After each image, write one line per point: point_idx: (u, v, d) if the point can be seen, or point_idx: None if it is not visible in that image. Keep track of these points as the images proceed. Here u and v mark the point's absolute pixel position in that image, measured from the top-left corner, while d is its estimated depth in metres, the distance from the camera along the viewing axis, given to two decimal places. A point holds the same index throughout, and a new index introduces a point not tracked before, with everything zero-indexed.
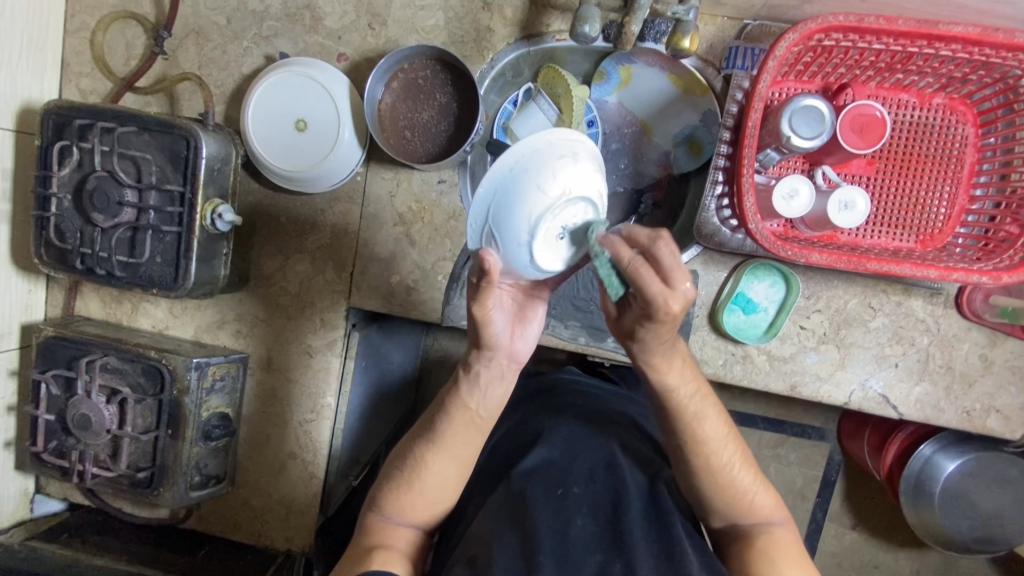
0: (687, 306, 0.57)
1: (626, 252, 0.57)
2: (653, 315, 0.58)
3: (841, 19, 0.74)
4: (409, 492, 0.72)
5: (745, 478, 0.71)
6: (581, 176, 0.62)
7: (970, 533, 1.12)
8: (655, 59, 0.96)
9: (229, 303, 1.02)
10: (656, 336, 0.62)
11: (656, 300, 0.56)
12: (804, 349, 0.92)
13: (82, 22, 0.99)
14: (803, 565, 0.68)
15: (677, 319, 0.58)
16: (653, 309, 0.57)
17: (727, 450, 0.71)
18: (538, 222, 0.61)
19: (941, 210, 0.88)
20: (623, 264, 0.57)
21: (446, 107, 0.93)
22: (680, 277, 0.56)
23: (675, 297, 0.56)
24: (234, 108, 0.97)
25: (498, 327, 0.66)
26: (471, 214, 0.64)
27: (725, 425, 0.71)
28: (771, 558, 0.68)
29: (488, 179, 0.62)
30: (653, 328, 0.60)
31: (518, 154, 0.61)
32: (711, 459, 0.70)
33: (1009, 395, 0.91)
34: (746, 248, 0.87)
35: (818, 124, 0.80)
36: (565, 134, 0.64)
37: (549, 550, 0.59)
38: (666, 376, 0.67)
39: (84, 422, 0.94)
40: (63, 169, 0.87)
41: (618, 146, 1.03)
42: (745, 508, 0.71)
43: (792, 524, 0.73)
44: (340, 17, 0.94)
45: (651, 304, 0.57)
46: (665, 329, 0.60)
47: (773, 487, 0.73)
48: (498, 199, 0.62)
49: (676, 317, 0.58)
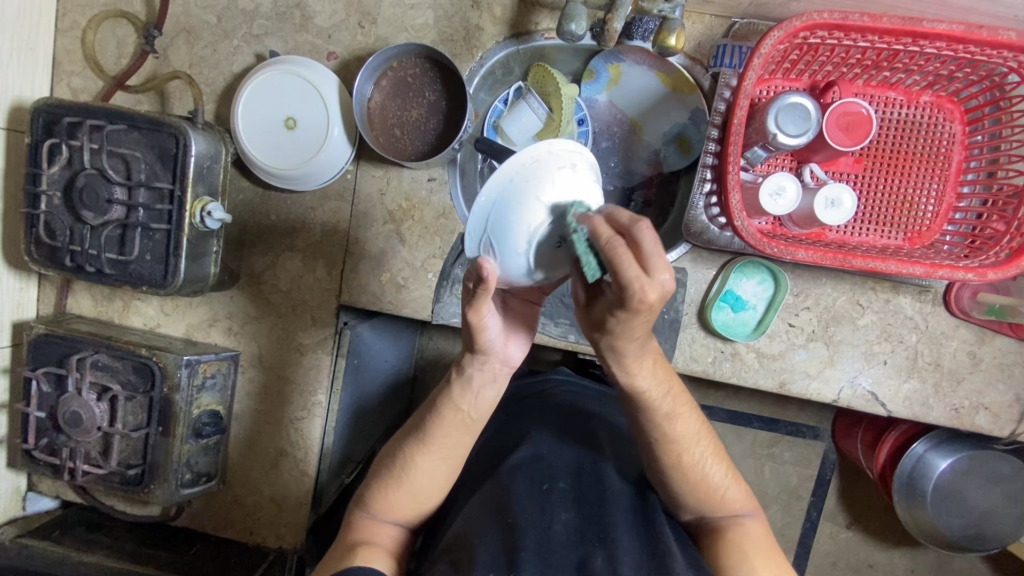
0: (662, 299, 0.53)
1: (606, 231, 0.53)
2: (625, 304, 0.54)
3: (826, 16, 0.74)
4: (396, 490, 0.72)
5: (718, 474, 0.70)
6: (580, 186, 0.61)
7: (962, 531, 1.12)
8: (642, 57, 0.95)
9: (220, 301, 1.02)
10: (627, 329, 0.57)
11: (631, 285, 0.52)
12: (793, 347, 0.92)
13: (73, 21, 0.99)
14: (773, 556, 0.68)
15: (651, 310, 0.54)
16: (627, 294, 0.53)
17: (699, 447, 0.69)
18: (537, 232, 0.61)
19: (929, 208, 0.89)
20: (601, 242, 0.53)
21: (434, 105, 0.94)
22: (661, 265, 0.52)
23: (652, 286, 0.52)
24: (224, 107, 0.98)
25: (491, 333, 0.65)
26: (469, 223, 0.63)
27: (697, 421, 0.70)
28: (742, 550, 0.67)
29: (489, 190, 0.61)
30: (624, 319, 0.56)
31: (519, 164, 0.61)
32: (682, 455, 0.68)
33: (997, 392, 0.91)
34: (734, 246, 0.88)
35: (804, 121, 0.80)
36: (566, 143, 0.63)
37: (532, 545, 0.59)
38: (639, 377, 0.63)
39: (75, 420, 0.94)
40: (53, 167, 0.87)
41: (608, 143, 1.04)
42: (717, 502, 0.70)
43: (762, 517, 0.72)
44: (329, 16, 0.95)
45: (625, 291, 0.52)
46: (636, 322, 0.56)
47: (743, 481, 0.72)
48: (498, 209, 0.61)
49: (650, 308, 0.54)
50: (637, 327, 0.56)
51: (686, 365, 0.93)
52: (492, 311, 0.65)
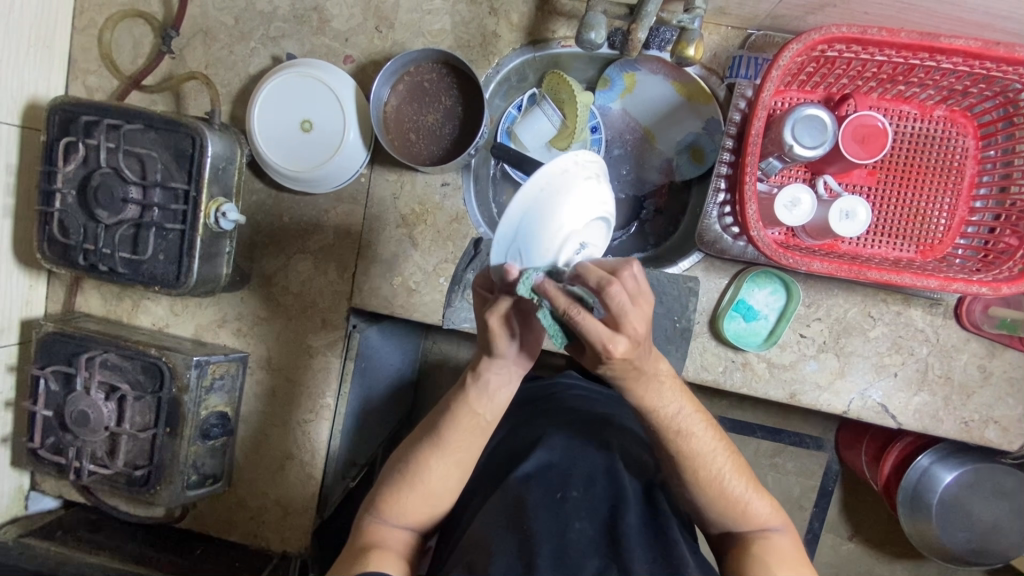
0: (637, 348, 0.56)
1: (562, 299, 0.55)
2: (601, 358, 0.57)
3: (844, 30, 0.75)
4: (410, 497, 0.71)
5: (737, 488, 0.68)
6: (599, 197, 0.61)
7: (968, 545, 1.12)
8: (659, 67, 0.96)
9: (230, 301, 1.02)
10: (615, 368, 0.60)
11: (598, 346, 0.55)
12: (804, 358, 0.92)
13: (90, 19, 0.99)
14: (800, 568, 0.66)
15: (630, 357, 0.57)
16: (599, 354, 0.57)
17: (716, 461, 0.68)
18: (564, 245, 0.60)
19: (941, 221, 0.89)
20: (561, 312, 0.56)
21: (452, 110, 0.96)
22: (630, 322, 0.54)
23: (620, 341, 0.55)
24: (240, 108, 0.98)
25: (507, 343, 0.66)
26: (500, 225, 0.58)
27: (714, 436, 0.68)
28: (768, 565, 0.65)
29: (516, 206, 0.57)
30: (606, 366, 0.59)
31: (546, 178, 0.57)
32: (698, 471, 0.67)
33: (1006, 406, 0.91)
34: (748, 255, 0.88)
35: (820, 134, 0.81)
36: (585, 152, 0.60)
37: (548, 552, 0.59)
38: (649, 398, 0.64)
39: (82, 419, 0.93)
40: (68, 164, 0.87)
41: (620, 151, 1.05)
42: (740, 516, 0.68)
43: (793, 531, 0.70)
44: (347, 20, 0.95)
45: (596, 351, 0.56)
46: (622, 364, 0.59)
47: (769, 493, 0.70)
48: (526, 224, 0.58)
49: (626, 356, 0.56)
50: (627, 364, 0.59)
51: (697, 374, 0.93)
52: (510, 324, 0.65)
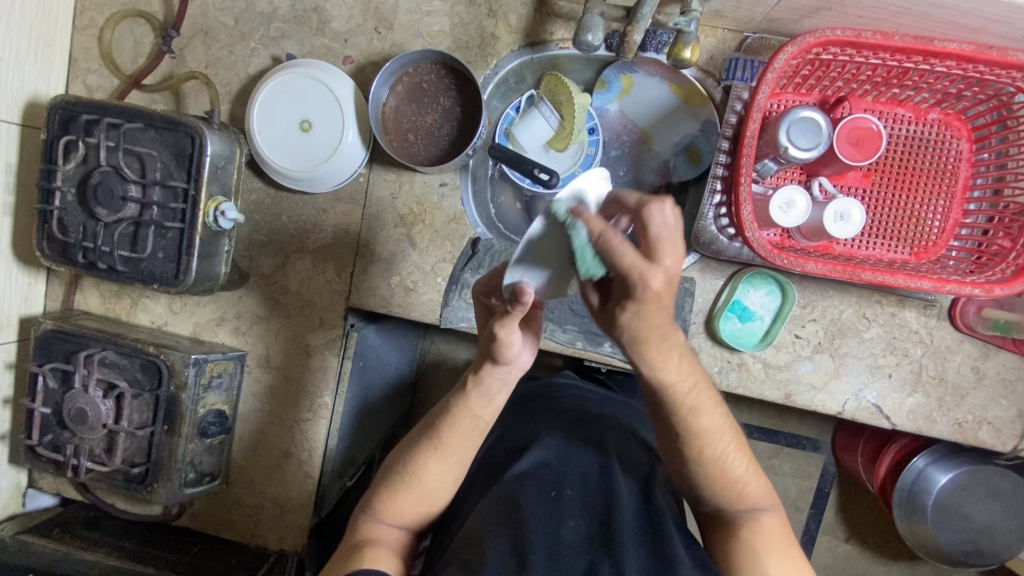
0: (671, 286, 0.51)
1: (598, 220, 0.54)
2: (631, 296, 0.52)
3: (839, 33, 0.75)
4: (406, 497, 0.72)
5: (739, 469, 0.69)
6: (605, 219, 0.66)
7: (962, 546, 1.12)
8: (656, 69, 0.97)
9: (228, 300, 1.02)
10: (646, 325, 0.54)
11: (632, 274, 0.50)
12: (799, 358, 0.93)
13: (91, 19, 1.00)
14: (789, 553, 0.68)
15: (661, 299, 0.51)
16: (631, 287, 0.51)
17: (722, 442, 0.68)
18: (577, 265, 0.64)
19: (935, 224, 0.90)
20: (596, 235, 0.54)
21: (450, 111, 0.96)
22: (666, 249, 0.51)
23: (656, 273, 0.50)
24: (239, 107, 0.98)
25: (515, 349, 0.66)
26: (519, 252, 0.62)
27: (721, 415, 0.68)
28: (757, 552, 0.67)
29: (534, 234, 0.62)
30: (636, 314, 0.53)
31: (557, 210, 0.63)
32: (703, 450, 0.67)
33: (1000, 407, 0.92)
34: (743, 256, 0.89)
35: (815, 135, 0.81)
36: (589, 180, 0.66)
37: (541, 550, 0.59)
38: (670, 373, 0.61)
39: (80, 416, 0.94)
40: (68, 163, 0.87)
41: (617, 153, 1.05)
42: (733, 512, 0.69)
43: (780, 510, 0.71)
44: (346, 21, 0.96)
45: (628, 282, 0.51)
46: (652, 314, 0.53)
47: (765, 476, 0.70)
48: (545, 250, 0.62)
49: (660, 295, 0.51)
50: (656, 320, 0.54)
51: None
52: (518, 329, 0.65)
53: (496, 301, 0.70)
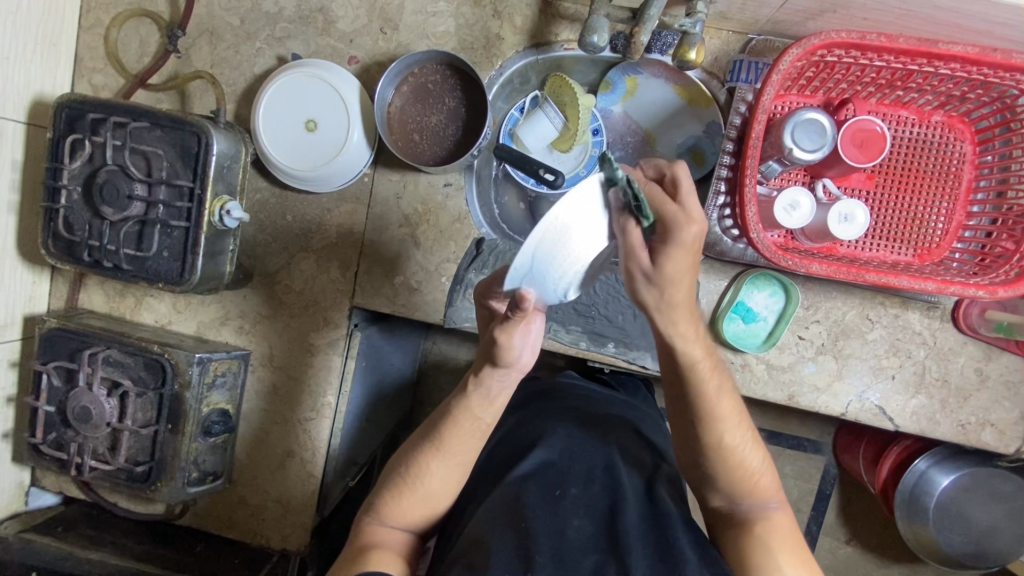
0: (701, 234, 0.61)
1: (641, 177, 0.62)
2: (669, 241, 0.61)
3: (844, 35, 0.76)
4: (410, 498, 0.72)
5: (756, 461, 0.70)
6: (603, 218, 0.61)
7: (964, 548, 1.12)
8: (660, 70, 0.98)
9: (232, 299, 1.02)
10: (679, 273, 0.62)
11: (675, 219, 0.60)
12: (802, 360, 0.93)
13: (97, 18, 1.00)
14: (799, 551, 0.67)
15: (691, 250, 0.62)
16: (672, 230, 0.60)
17: (739, 431, 0.70)
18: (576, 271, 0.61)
19: (939, 225, 0.90)
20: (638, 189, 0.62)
21: (455, 111, 0.96)
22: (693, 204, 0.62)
23: (694, 222, 0.61)
24: (245, 107, 0.99)
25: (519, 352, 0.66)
26: (516, 263, 0.57)
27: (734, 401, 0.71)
28: (769, 549, 0.66)
29: (533, 245, 0.56)
30: (670, 260, 0.61)
31: (557, 217, 0.56)
32: (724, 436, 0.69)
33: (1003, 409, 0.92)
34: (748, 257, 0.89)
35: (820, 137, 0.82)
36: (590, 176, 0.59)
37: (547, 549, 0.59)
38: (693, 345, 0.66)
39: (84, 415, 0.94)
40: (74, 162, 0.88)
41: (622, 154, 1.04)
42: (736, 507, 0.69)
43: (787, 510, 0.70)
44: (352, 21, 0.96)
45: (670, 227, 0.60)
46: (684, 261, 0.62)
47: (774, 471, 0.72)
48: (543, 258, 0.58)
49: (692, 245, 0.61)
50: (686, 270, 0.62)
51: None
52: (523, 333, 0.65)
53: (497, 304, 0.72)
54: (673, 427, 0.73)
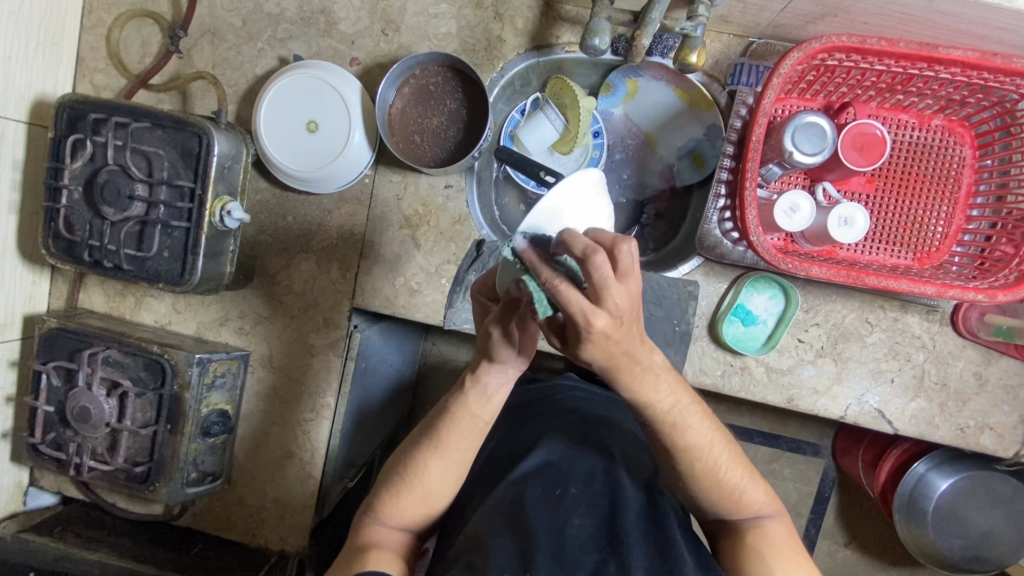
0: (618, 323, 0.51)
1: (544, 269, 0.51)
2: (582, 335, 0.52)
3: (844, 39, 0.76)
4: (408, 498, 0.72)
5: (735, 477, 0.69)
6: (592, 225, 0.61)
7: (963, 552, 1.12)
8: (662, 73, 0.97)
9: (233, 300, 1.02)
10: (606, 353, 0.54)
11: (578, 319, 0.50)
12: (802, 362, 0.93)
13: (99, 18, 1.00)
14: (794, 557, 0.67)
15: (612, 334, 0.52)
16: (578, 328, 0.51)
17: (712, 454, 0.68)
18: None
19: (938, 229, 0.90)
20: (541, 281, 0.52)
21: (456, 113, 0.97)
22: (610, 290, 0.49)
23: (602, 314, 0.50)
24: (246, 108, 0.99)
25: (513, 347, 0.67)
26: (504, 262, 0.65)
27: (709, 428, 0.68)
28: (764, 558, 0.66)
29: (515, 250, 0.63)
30: (587, 348, 0.53)
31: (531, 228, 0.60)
32: (698, 465, 0.68)
33: (1002, 413, 0.92)
34: (747, 260, 0.89)
35: (820, 141, 0.82)
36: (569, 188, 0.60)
37: (545, 550, 0.59)
38: (655, 390, 0.63)
39: (83, 415, 0.94)
40: (76, 162, 0.88)
41: (622, 156, 1.07)
42: (734, 507, 0.69)
43: (785, 517, 0.71)
44: (354, 23, 0.96)
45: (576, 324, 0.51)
46: (608, 344, 0.53)
47: (760, 479, 0.70)
48: None
49: (606, 334, 0.52)
50: (616, 346, 0.54)
51: (696, 377, 0.93)
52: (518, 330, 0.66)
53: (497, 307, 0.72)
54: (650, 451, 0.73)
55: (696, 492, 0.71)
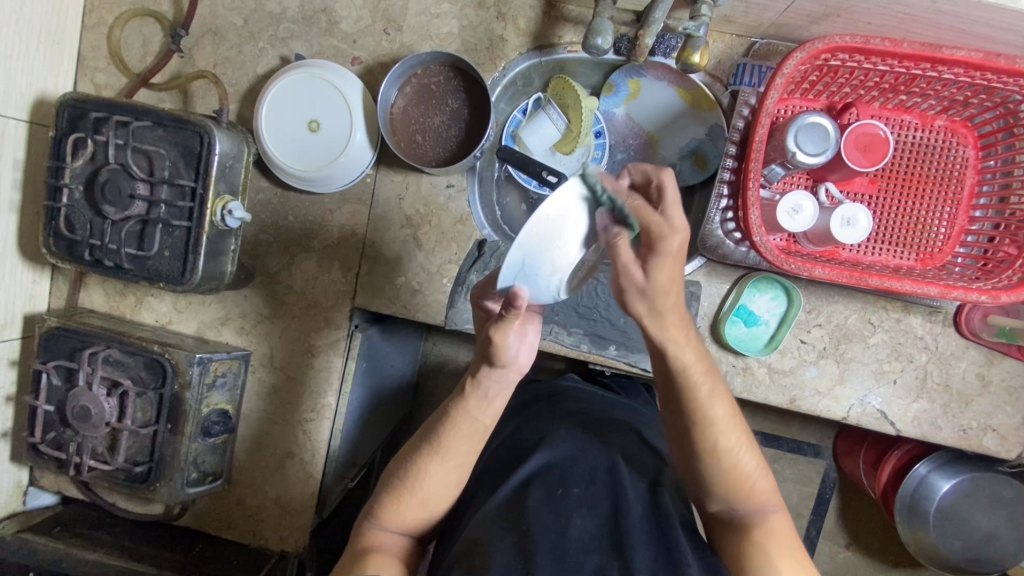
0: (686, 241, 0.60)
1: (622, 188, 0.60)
2: (654, 251, 0.59)
3: (848, 39, 0.76)
4: (409, 500, 0.71)
5: (750, 463, 0.69)
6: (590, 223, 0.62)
7: (965, 553, 1.11)
8: (664, 73, 0.98)
9: (234, 299, 1.02)
10: (665, 284, 0.60)
11: (658, 229, 0.58)
12: (804, 363, 0.93)
13: (100, 17, 1.00)
14: (801, 559, 0.67)
15: (677, 256, 0.60)
16: (654, 241, 0.59)
17: (734, 432, 0.69)
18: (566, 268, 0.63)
19: (941, 230, 0.90)
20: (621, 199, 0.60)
21: (457, 113, 0.96)
22: (677, 211, 0.60)
23: (676, 231, 0.59)
24: (248, 108, 0.99)
25: (513, 351, 0.65)
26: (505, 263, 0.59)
27: (730, 406, 0.70)
28: (769, 557, 0.66)
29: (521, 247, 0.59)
30: (654, 270, 0.60)
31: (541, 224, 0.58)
32: (719, 439, 0.68)
33: (1005, 415, 0.92)
34: (750, 260, 0.89)
35: (823, 141, 0.82)
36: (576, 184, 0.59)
37: (548, 551, 0.59)
38: (685, 349, 0.66)
39: (83, 414, 0.93)
40: (76, 161, 0.87)
41: (623, 155, 1.04)
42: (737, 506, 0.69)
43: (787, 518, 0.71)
44: (356, 22, 0.96)
45: (653, 236, 0.59)
46: (670, 270, 0.60)
47: (771, 473, 0.71)
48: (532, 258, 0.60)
49: (676, 253, 0.59)
50: (673, 278, 0.61)
51: None
52: (517, 333, 0.65)
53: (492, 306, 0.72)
54: (670, 433, 0.73)
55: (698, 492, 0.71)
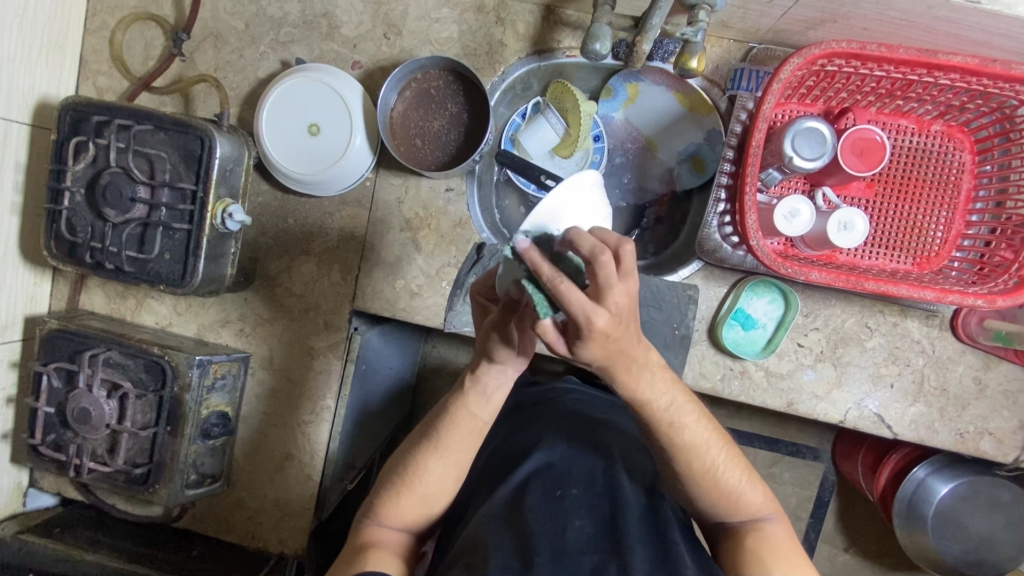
0: (618, 321, 0.50)
1: (546, 271, 0.49)
2: (580, 336, 0.51)
3: (844, 45, 0.76)
4: (409, 498, 0.72)
5: (732, 477, 0.69)
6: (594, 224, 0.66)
7: (963, 557, 1.12)
8: (662, 78, 0.98)
9: (233, 302, 1.02)
10: (599, 354, 0.54)
11: (580, 319, 0.49)
12: (801, 367, 0.93)
13: (102, 21, 1.01)
14: (795, 561, 0.67)
15: (610, 334, 0.51)
16: (578, 327, 0.50)
17: (710, 453, 0.68)
18: None
19: (938, 235, 0.91)
20: (544, 281, 0.49)
21: (456, 117, 0.97)
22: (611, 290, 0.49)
23: (602, 312, 0.49)
24: (248, 111, 0.99)
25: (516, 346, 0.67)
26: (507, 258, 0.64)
27: (706, 428, 0.68)
28: (761, 559, 0.66)
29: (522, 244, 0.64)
30: (582, 348, 0.53)
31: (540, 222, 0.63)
32: (693, 462, 0.68)
33: (1001, 418, 0.92)
34: (747, 264, 0.89)
35: (820, 146, 0.82)
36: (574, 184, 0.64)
37: (546, 551, 0.59)
38: (645, 389, 0.62)
39: (83, 416, 0.94)
40: (78, 164, 0.88)
41: (622, 160, 1.07)
42: (733, 508, 0.69)
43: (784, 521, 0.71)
44: (356, 26, 0.97)
45: (576, 324, 0.50)
46: (603, 345, 0.52)
47: (759, 482, 0.70)
48: None
49: (606, 333, 0.51)
50: (612, 345, 0.53)
51: (695, 382, 0.93)
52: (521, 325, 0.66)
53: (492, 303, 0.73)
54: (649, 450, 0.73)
55: (688, 497, 0.71)
